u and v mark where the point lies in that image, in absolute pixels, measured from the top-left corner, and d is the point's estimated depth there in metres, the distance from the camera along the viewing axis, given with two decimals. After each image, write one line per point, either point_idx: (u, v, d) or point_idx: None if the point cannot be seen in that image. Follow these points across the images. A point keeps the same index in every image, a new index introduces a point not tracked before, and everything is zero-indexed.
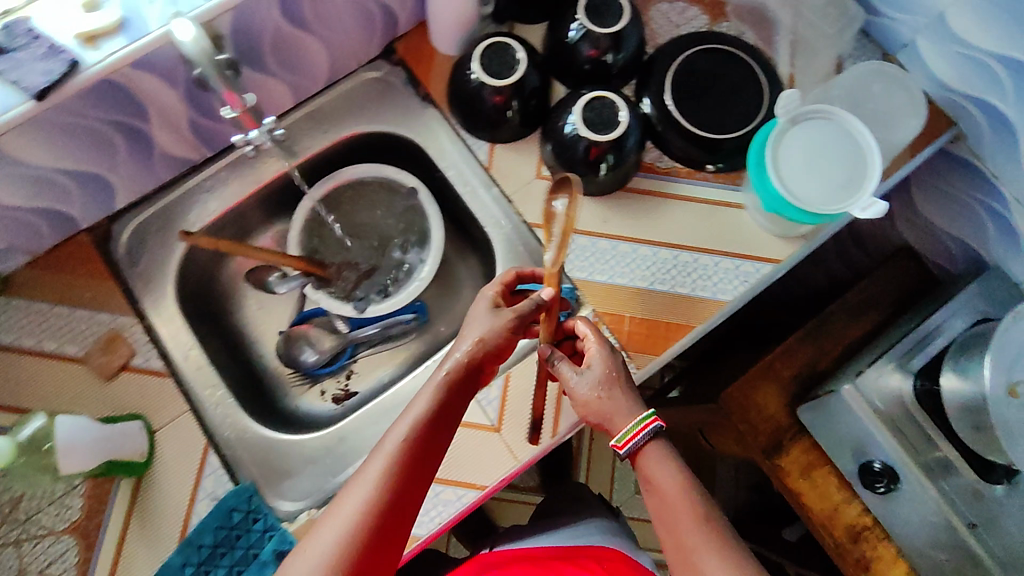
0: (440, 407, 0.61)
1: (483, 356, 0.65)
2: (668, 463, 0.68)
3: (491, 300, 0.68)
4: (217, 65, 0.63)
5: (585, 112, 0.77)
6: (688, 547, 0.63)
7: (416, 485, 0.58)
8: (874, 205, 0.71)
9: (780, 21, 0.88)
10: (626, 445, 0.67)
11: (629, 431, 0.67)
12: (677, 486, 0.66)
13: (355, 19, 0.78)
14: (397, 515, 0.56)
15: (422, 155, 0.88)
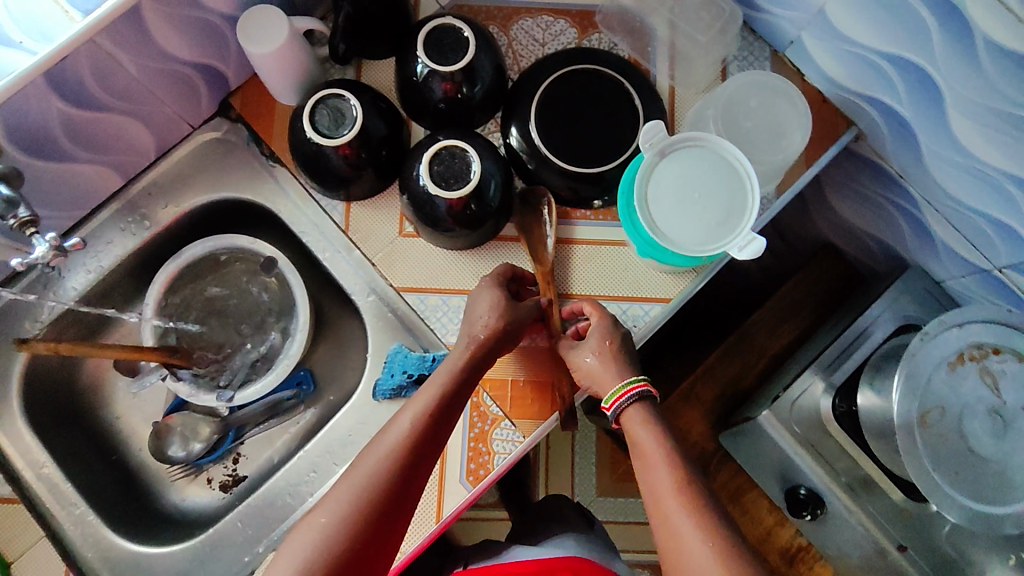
0: (454, 388, 0.64)
1: (460, 382, 0.64)
2: (652, 427, 0.64)
3: (496, 284, 0.69)
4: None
5: (434, 166, 0.70)
6: (669, 513, 0.59)
7: (382, 519, 0.58)
8: (751, 243, 0.64)
9: (653, 30, 0.80)
10: (614, 406, 0.65)
11: (617, 390, 0.65)
12: (660, 449, 0.62)
13: (167, 86, 0.70)
14: (361, 546, 0.57)
15: (278, 219, 0.80)
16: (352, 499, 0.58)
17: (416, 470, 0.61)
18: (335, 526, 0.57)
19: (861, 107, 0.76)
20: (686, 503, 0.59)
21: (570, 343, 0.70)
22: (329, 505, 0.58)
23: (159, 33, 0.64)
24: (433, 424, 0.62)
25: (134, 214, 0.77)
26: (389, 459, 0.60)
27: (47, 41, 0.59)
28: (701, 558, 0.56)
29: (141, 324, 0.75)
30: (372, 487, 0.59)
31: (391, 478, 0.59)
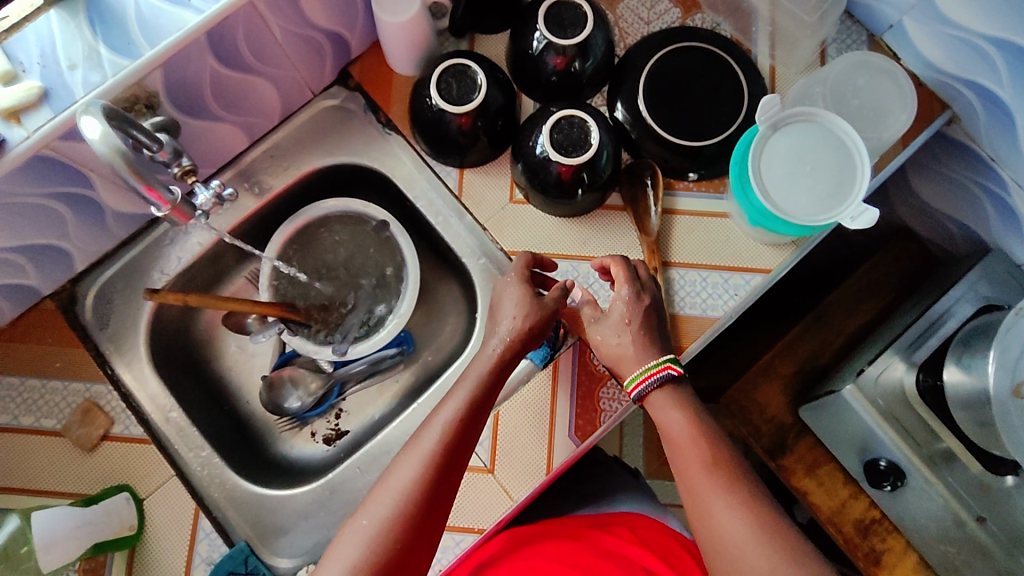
0: (482, 392, 0.64)
1: (488, 386, 0.65)
2: (679, 409, 0.65)
3: (520, 282, 0.69)
4: (130, 164, 0.50)
5: (553, 133, 0.73)
6: (699, 491, 0.60)
7: (422, 521, 0.59)
8: (865, 213, 0.67)
9: (757, 11, 0.83)
10: (634, 389, 0.66)
11: (640, 373, 0.66)
12: (687, 431, 0.63)
13: (300, 53, 0.74)
14: (407, 547, 0.58)
15: (389, 185, 0.84)
16: (395, 501, 0.58)
17: (452, 471, 0.61)
18: (379, 529, 0.57)
19: (958, 91, 0.79)
20: (716, 480, 0.60)
21: (595, 315, 0.70)
22: (372, 508, 0.59)
23: (304, 1, 0.68)
24: (467, 424, 0.63)
25: (246, 181, 0.81)
26: (429, 459, 0.60)
27: (212, 2, 0.61)
28: (738, 537, 0.56)
29: (262, 285, 0.82)
30: (413, 488, 0.59)
31: (432, 479, 0.59)
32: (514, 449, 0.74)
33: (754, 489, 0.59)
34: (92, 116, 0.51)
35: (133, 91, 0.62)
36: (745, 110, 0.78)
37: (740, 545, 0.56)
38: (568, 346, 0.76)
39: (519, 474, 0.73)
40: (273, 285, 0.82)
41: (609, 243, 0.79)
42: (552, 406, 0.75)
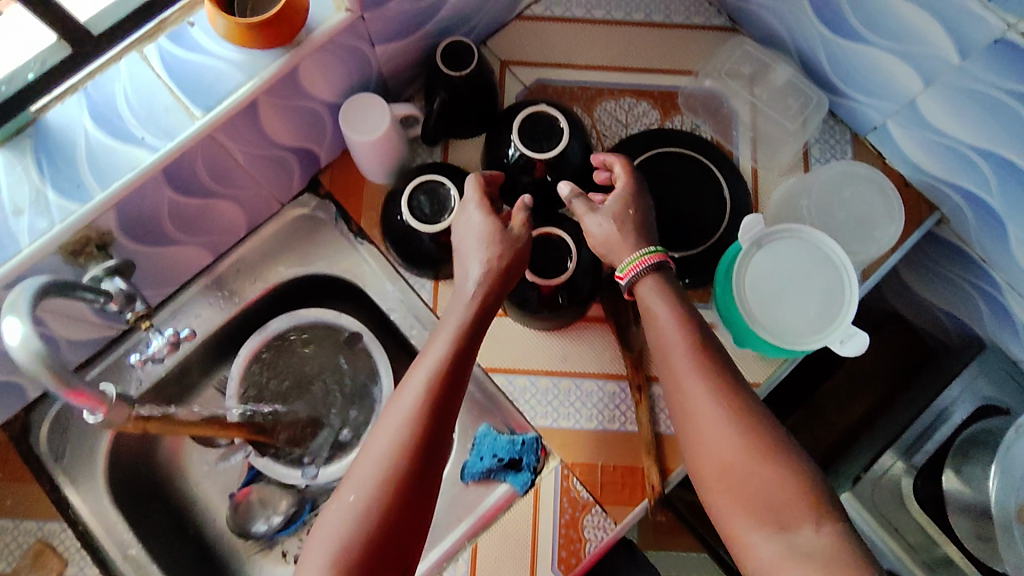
0: (458, 346, 0.59)
1: (468, 336, 0.60)
2: (664, 300, 0.62)
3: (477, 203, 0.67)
4: (53, 370, 0.45)
5: (530, 253, 0.70)
6: (688, 395, 0.58)
7: (410, 493, 0.53)
8: (854, 338, 0.64)
9: (736, 116, 0.82)
10: (627, 274, 0.64)
11: (630, 261, 0.64)
12: (676, 325, 0.61)
13: (266, 171, 0.71)
14: (396, 545, 0.52)
15: (360, 294, 0.81)
16: (375, 484, 0.53)
17: (439, 427, 0.55)
18: (358, 516, 0.52)
19: (945, 193, 0.77)
20: (700, 375, 0.58)
21: (589, 207, 0.68)
22: (349, 493, 0.53)
23: (268, 124, 0.64)
24: (450, 396, 0.56)
25: (221, 291, 0.78)
26: (410, 430, 0.54)
27: (167, 138, 0.58)
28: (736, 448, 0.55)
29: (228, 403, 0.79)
30: (392, 476, 0.53)
31: (417, 458, 0.54)
32: None
33: (747, 402, 0.57)
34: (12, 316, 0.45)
35: (83, 233, 0.57)
36: (728, 217, 0.76)
37: (716, 438, 0.56)
38: (550, 469, 0.72)
39: None
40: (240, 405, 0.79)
41: (592, 358, 0.75)
42: (534, 536, 0.70)
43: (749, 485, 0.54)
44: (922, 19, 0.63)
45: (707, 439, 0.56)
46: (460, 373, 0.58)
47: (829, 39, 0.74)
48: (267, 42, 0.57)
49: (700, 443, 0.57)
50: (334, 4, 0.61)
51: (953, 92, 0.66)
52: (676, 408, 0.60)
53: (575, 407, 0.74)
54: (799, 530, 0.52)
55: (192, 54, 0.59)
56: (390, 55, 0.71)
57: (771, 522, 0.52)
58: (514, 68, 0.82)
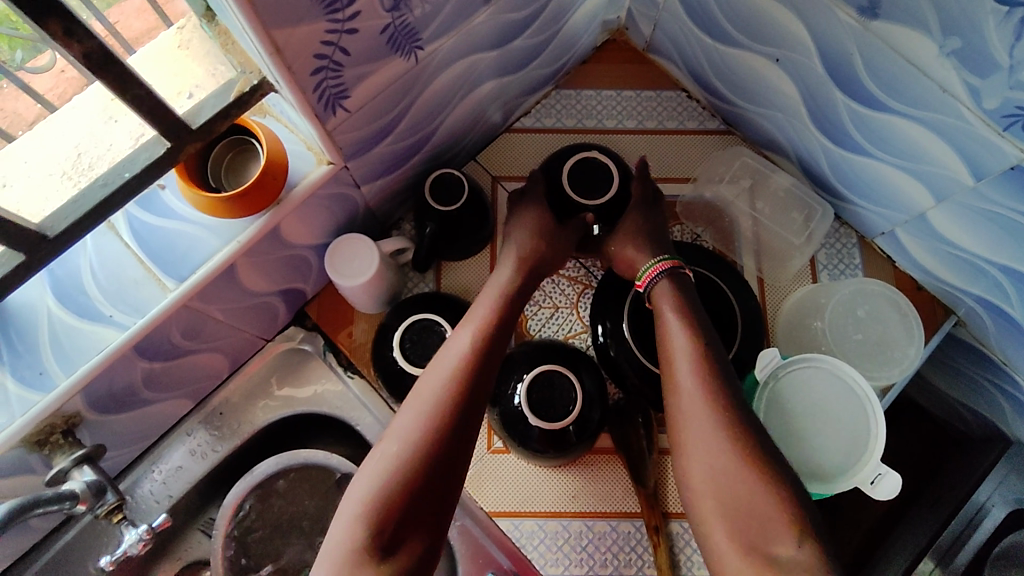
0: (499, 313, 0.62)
1: (507, 306, 0.63)
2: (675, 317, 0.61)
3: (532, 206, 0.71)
4: None
5: (532, 392, 0.65)
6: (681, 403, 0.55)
7: (459, 429, 0.53)
8: (885, 480, 0.60)
9: (738, 222, 0.80)
10: (646, 280, 0.65)
11: (648, 267, 0.65)
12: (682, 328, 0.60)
13: (251, 319, 0.67)
14: (434, 490, 0.50)
15: (353, 429, 0.76)
16: (417, 422, 0.52)
17: (481, 378, 0.56)
18: (399, 451, 0.51)
19: (959, 297, 0.74)
20: (699, 365, 0.56)
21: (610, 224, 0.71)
22: (391, 438, 0.52)
23: (247, 280, 0.61)
24: (489, 351, 0.58)
25: (207, 434, 0.73)
26: (450, 380, 0.55)
27: (138, 314, 0.54)
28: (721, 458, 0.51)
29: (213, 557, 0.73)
30: (430, 415, 0.53)
31: (458, 400, 0.54)
32: None
33: (746, 417, 0.54)
34: None
35: (47, 422, 0.53)
36: (740, 339, 0.69)
37: (704, 451, 0.52)
38: None
39: None
40: (226, 560, 0.73)
41: (602, 494, 0.71)
42: None
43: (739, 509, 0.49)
44: (929, 140, 0.61)
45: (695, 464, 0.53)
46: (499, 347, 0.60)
47: (831, 149, 0.71)
48: (243, 210, 0.53)
49: (686, 461, 0.54)
50: (315, 157, 0.58)
51: (966, 211, 0.64)
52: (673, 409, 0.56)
53: (587, 551, 0.69)
54: (778, 545, 0.47)
55: (165, 220, 0.56)
56: (378, 188, 0.68)
57: (756, 545, 0.48)
58: (506, 182, 0.80)
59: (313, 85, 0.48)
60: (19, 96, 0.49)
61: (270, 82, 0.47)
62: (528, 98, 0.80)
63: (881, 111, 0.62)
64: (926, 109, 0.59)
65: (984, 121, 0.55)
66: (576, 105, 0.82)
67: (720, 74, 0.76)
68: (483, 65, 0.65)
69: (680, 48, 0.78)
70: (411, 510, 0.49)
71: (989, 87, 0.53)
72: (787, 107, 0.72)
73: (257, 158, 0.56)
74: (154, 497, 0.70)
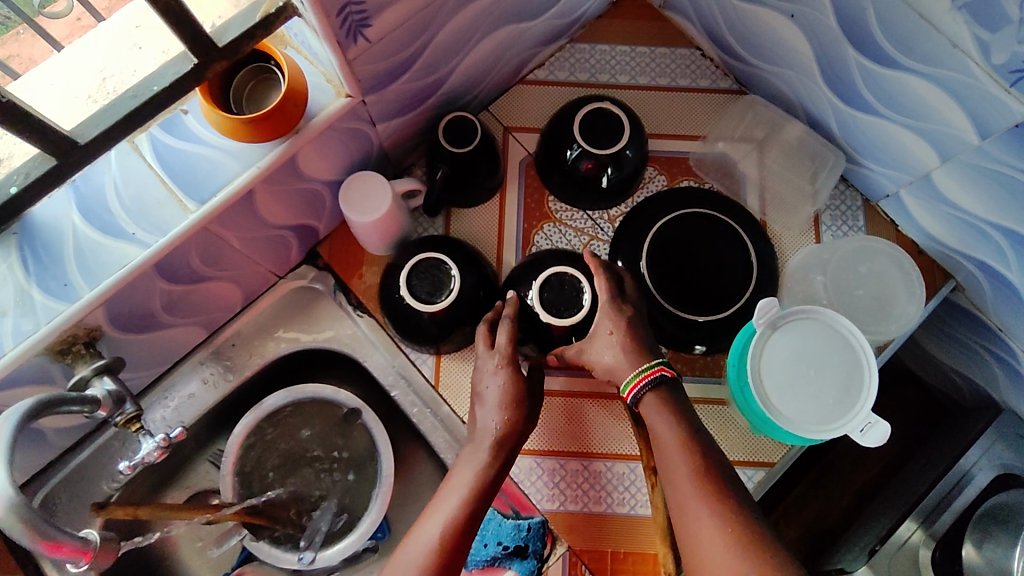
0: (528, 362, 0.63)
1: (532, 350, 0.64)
2: (662, 419, 0.59)
3: (549, 151, 0.74)
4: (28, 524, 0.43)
5: (544, 292, 0.66)
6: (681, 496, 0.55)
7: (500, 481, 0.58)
8: (874, 427, 0.62)
9: (747, 177, 0.81)
10: (630, 394, 0.61)
11: (631, 378, 0.61)
12: (675, 428, 0.58)
13: (265, 251, 0.69)
14: (451, 572, 0.55)
15: (360, 367, 0.78)
16: (438, 531, 0.55)
17: (507, 466, 0.60)
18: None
19: (959, 262, 0.75)
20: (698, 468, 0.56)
21: (620, 169, 0.72)
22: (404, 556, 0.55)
23: (265, 209, 0.63)
24: (516, 439, 0.61)
25: (219, 364, 0.76)
26: (479, 473, 0.58)
27: (160, 232, 0.56)
28: (718, 544, 0.52)
29: (222, 483, 0.75)
30: (449, 529, 0.56)
31: (473, 501, 0.57)
32: None
33: None
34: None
35: (70, 331, 0.55)
36: (753, 285, 0.74)
37: (714, 556, 0.52)
38: (558, 556, 0.70)
39: None
40: (233, 487, 0.75)
41: (600, 435, 0.73)
42: None
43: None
44: (937, 98, 0.62)
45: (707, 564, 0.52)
46: (527, 427, 0.61)
47: (840, 108, 0.72)
48: (263, 135, 0.55)
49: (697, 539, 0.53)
50: (334, 89, 0.59)
51: (970, 171, 0.65)
52: (674, 502, 0.56)
53: (582, 490, 0.71)
54: None
55: (188, 144, 0.58)
56: (393, 129, 0.69)
57: None
58: (517, 133, 0.81)
59: (336, 9, 0.49)
60: (38, 41, 0.52)
61: (294, 5, 0.49)
62: (544, 50, 0.81)
63: (891, 68, 0.63)
64: (936, 64, 0.59)
65: (991, 77, 0.56)
66: (589, 60, 0.83)
67: (735, 31, 0.76)
68: (499, 10, 0.66)
69: (696, 5, 0.78)
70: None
71: (998, 41, 0.54)
72: (799, 65, 0.73)
73: (277, 86, 0.57)
74: (165, 422, 0.74)
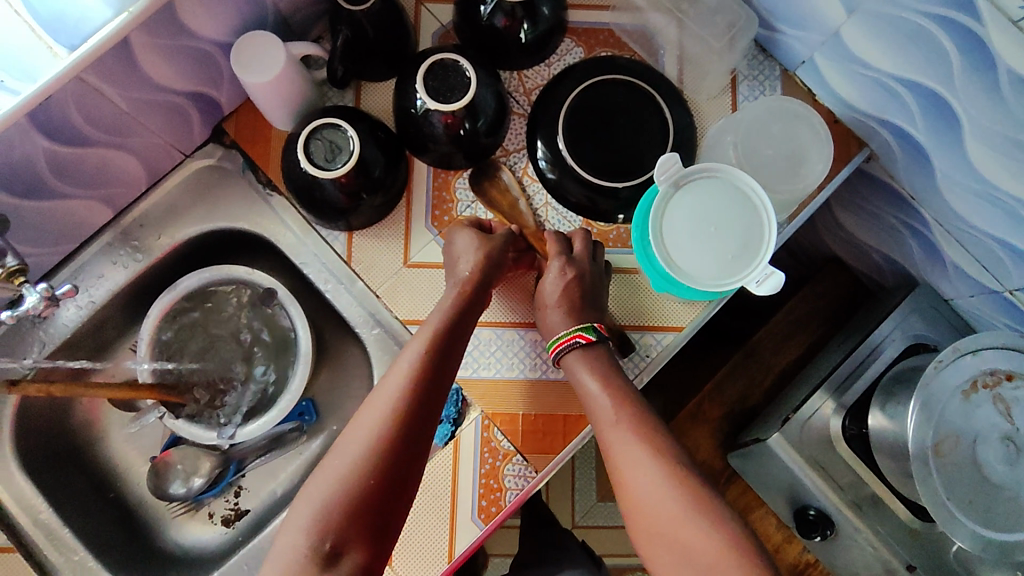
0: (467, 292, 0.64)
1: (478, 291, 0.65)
2: (593, 375, 0.63)
3: (459, 8, 0.74)
4: None
5: (428, 82, 0.68)
6: (572, 371, 0.65)
7: (435, 372, 0.58)
8: (769, 277, 0.62)
9: (664, 37, 0.79)
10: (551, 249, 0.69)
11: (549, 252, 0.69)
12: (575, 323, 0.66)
13: (158, 117, 0.68)
14: (388, 465, 0.53)
15: (274, 247, 0.78)
16: (399, 381, 0.57)
17: (461, 331, 0.62)
18: (387, 404, 0.55)
19: (873, 128, 0.74)
20: (590, 360, 0.64)
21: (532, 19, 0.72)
22: (367, 411, 0.56)
23: (148, 64, 0.61)
24: (490, 272, 0.65)
25: (127, 245, 0.75)
26: (432, 341, 0.60)
27: (29, 79, 0.55)
28: (600, 401, 0.61)
29: (139, 351, 0.73)
30: (406, 384, 0.57)
31: (412, 390, 0.56)
32: (414, 534, 0.68)
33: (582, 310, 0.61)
34: None
35: None
36: (669, 146, 0.74)
37: (600, 409, 0.61)
38: (471, 420, 0.70)
39: (418, 561, 0.68)
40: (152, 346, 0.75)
41: (517, 305, 0.73)
42: (454, 485, 0.69)
43: (680, 547, 0.54)
44: None
45: (639, 497, 0.56)
46: (488, 283, 0.65)
47: None
48: None
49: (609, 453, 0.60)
50: None
51: (873, 19, 0.64)
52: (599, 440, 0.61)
53: (494, 357, 0.72)
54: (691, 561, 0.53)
55: None
56: None
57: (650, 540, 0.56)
58: (430, 5, 0.78)
59: None
60: None
61: None
62: None
63: None
64: None
65: None
66: None
67: None
68: None
69: None
70: (390, 486, 0.53)
71: None
72: None
73: None
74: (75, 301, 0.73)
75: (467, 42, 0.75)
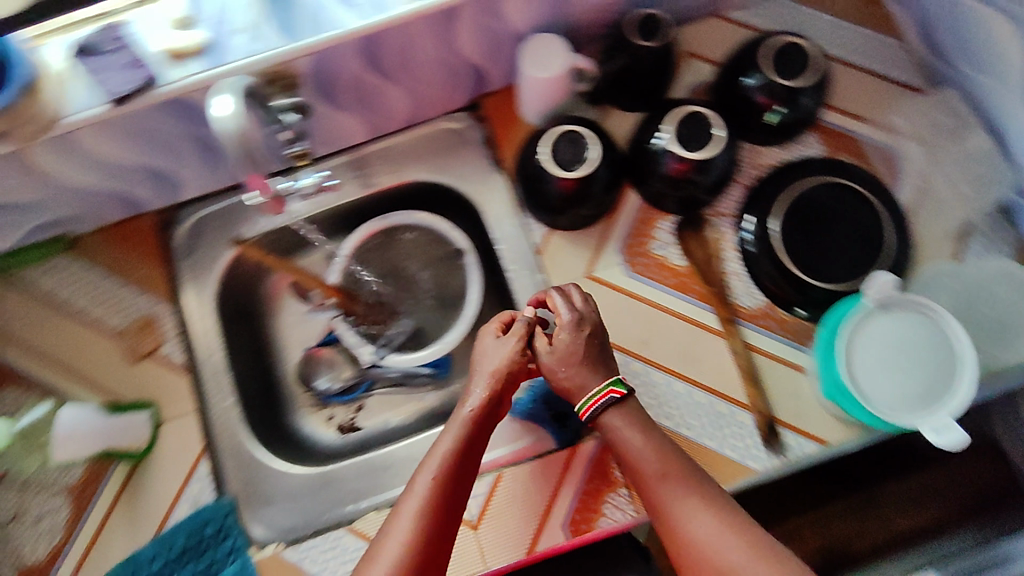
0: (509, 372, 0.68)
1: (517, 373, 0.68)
2: (631, 427, 0.64)
3: (725, 71, 0.78)
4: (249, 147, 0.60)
5: (678, 127, 0.72)
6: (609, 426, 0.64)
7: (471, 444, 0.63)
8: (951, 432, 0.60)
9: (908, 164, 0.79)
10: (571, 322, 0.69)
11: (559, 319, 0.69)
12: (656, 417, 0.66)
13: (439, 73, 0.77)
14: (435, 534, 0.57)
15: (475, 213, 0.86)
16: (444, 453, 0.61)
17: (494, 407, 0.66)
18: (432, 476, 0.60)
19: None
20: (631, 419, 0.64)
21: (791, 103, 0.75)
22: (419, 479, 0.60)
23: (460, 29, 0.71)
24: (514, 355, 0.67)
25: (366, 167, 0.85)
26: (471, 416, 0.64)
27: (380, 10, 0.65)
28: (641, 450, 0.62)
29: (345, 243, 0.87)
30: (449, 457, 0.61)
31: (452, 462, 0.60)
32: (505, 516, 0.70)
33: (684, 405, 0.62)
34: (228, 97, 0.57)
35: (283, 67, 0.66)
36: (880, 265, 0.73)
37: (645, 460, 0.62)
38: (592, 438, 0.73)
39: (500, 545, 0.70)
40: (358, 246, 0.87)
41: (675, 354, 0.75)
42: (556, 487, 0.72)
43: None
44: None
45: (692, 536, 0.57)
46: (517, 370, 0.68)
47: None
48: None
49: (661, 506, 0.60)
50: None
51: None
52: (643, 496, 0.61)
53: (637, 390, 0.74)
54: None
55: None
56: (589, 7, 0.75)
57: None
58: (692, 60, 0.84)
59: None
60: None
61: None
62: None
63: None
64: None
65: None
66: (788, 16, 0.84)
67: (945, 27, 0.76)
68: None
69: None
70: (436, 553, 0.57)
71: None
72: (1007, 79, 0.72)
73: None
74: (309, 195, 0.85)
75: (720, 103, 0.79)
